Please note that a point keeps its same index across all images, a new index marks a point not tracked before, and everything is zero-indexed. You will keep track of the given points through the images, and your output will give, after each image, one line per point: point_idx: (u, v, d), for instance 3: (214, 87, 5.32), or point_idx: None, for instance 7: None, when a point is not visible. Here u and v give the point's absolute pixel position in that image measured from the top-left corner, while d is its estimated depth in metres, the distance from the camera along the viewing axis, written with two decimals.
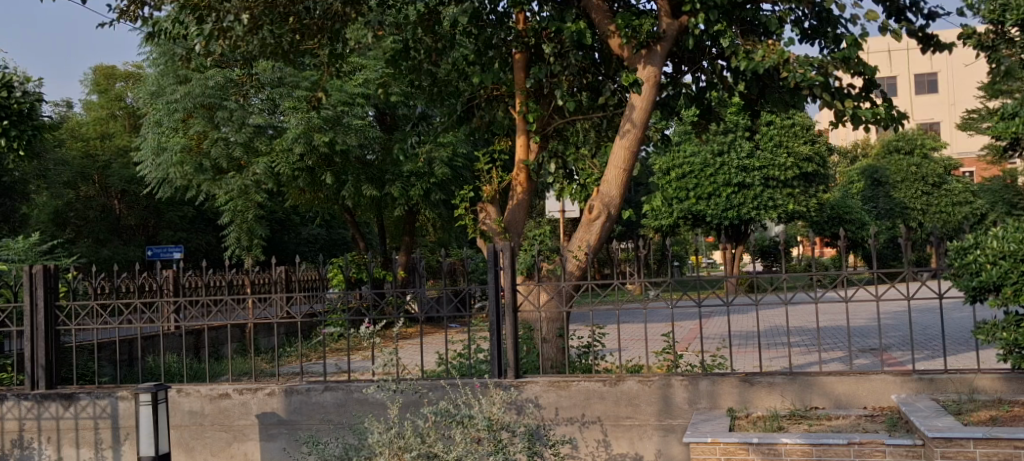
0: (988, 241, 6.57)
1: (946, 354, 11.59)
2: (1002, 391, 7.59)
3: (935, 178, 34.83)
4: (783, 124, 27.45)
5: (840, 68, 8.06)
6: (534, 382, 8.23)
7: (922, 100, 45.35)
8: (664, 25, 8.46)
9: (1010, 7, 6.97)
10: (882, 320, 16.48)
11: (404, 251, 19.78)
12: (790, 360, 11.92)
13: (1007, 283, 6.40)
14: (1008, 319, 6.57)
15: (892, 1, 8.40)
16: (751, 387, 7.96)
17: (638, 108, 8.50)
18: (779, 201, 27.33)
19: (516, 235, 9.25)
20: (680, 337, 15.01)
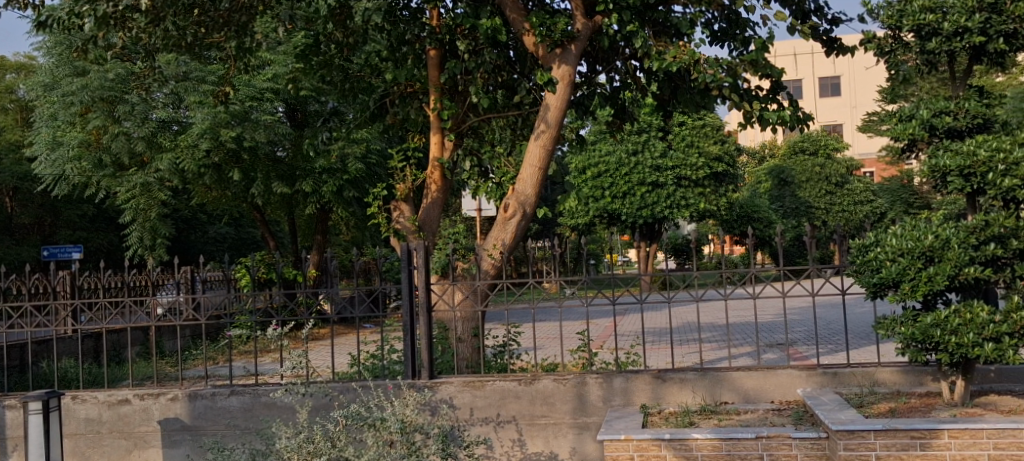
0: (888, 238, 6.72)
1: (848, 348, 11.89)
2: (901, 383, 7.83)
3: (838, 178, 35.66)
4: (694, 124, 27.91)
5: (748, 70, 8.17)
6: (448, 382, 8.16)
7: (826, 102, 46.65)
8: (578, 25, 8.45)
9: (906, 13, 7.22)
10: (789, 315, 16.86)
11: (316, 250, 19.46)
12: (701, 356, 12.07)
13: (905, 280, 6.57)
14: (906, 314, 6.74)
15: (798, 5, 8.57)
16: (663, 383, 8.02)
17: (553, 107, 8.47)
18: (691, 200, 27.90)
19: (430, 234, 9.15)
20: (595, 335, 15.08)
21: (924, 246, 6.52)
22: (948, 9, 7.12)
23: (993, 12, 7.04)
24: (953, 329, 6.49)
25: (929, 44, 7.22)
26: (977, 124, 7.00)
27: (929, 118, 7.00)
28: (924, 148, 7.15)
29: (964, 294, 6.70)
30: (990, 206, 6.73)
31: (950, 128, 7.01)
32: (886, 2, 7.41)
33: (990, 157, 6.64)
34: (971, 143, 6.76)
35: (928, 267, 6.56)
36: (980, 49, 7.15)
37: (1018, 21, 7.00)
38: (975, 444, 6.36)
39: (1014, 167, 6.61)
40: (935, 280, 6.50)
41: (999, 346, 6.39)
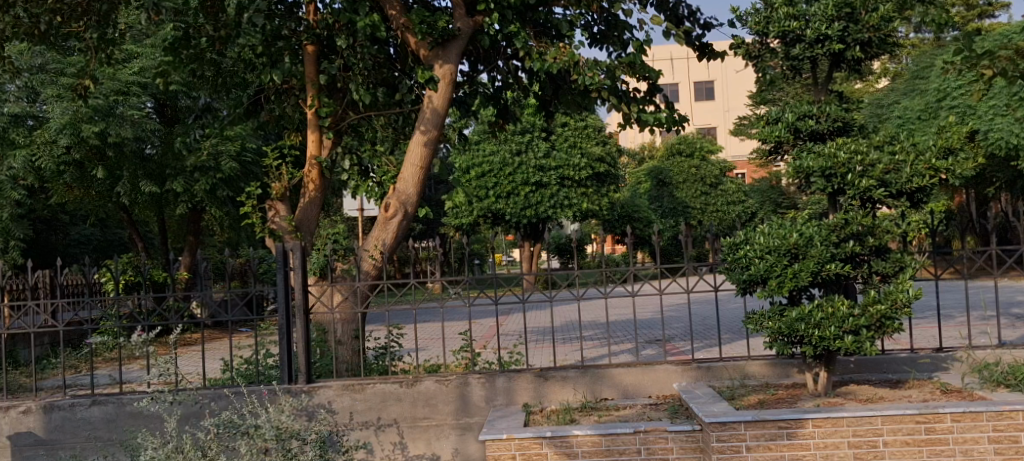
0: (756, 236, 6.93)
1: (722, 343, 12.26)
2: (770, 376, 8.11)
3: (711, 179, 36.72)
4: (576, 126, 28.35)
5: (626, 73, 8.32)
6: (326, 386, 8.02)
7: (700, 106, 48.04)
8: (459, 24, 8.44)
9: (773, 20, 7.51)
10: (665, 313, 17.27)
11: (188, 252, 18.87)
12: (582, 353, 12.21)
13: (772, 276, 6.80)
14: (773, 308, 6.96)
15: (672, 10, 8.76)
16: (545, 381, 8.08)
17: (436, 106, 8.44)
18: (574, 200, 28.26)
19: (307, 234, 8.97)
20: (478, 335, 15.12)
21: (790, 244, 6.75)
22: (811, 17, 7.43)
23: (850, 21, 7.36)
24: (816, 323, 6.74)
25: (793, 50, 7.53)
26: (837, 127, 7.30)
27: (793, 121, 7.27)
28: (789, 151, 7.40)
29: (827, 289, 6.97)
30: (851, 206, 7.02)
31: (813, 131, 7.30)
32: (752, 8, 7.66)
33: (849, 158, 6.93)
34: (832, 145, 7.04)
35: (793, 264, 6.79)
36: (839, 56, 7.44)
37: (872, 30, 7.31)
38: (837, 432, 6.62)
39: (871, 168, 6.91)
40: (800, 276, 6.74)
41: (858, 338, 6.67)
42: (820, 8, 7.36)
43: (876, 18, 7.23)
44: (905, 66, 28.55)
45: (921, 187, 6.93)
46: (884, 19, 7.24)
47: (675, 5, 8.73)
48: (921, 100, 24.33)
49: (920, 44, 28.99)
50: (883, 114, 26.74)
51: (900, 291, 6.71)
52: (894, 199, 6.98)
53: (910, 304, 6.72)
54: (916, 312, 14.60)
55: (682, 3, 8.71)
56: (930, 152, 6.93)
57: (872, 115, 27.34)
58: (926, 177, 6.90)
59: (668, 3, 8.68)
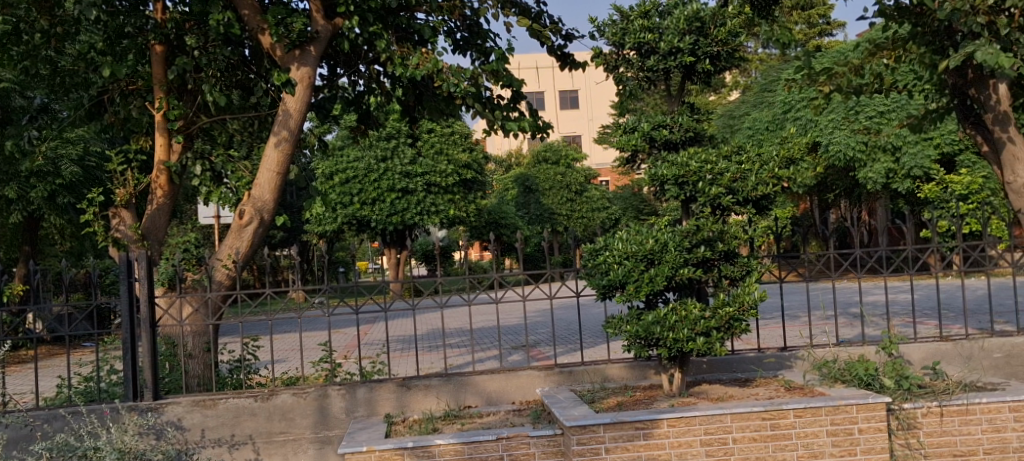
0: (615, 243, 6.97)
1: (584, 347, 12.36)
2: (629, 378, 8.18)
3: (577, 186, 37.18)
4: (442, 132, 28.34)
5: (490, 80, 8.23)
6: (175, 403, 7.62)
7: (565, 115, 48.78)
8: (318, 26, 8.11)
9: (628, 31, 7.60)
10: (528, 319, 17.36)
11: (25, 262, 17.78)
12: (447, 361, 12.08)
13: (630, 281, 6.83)
14: (631, 313, 7.01)
15: (534, 20, 8.76)
16: (408, 390, 7.93)
17: (292, 111, 8.10)
18: (440, 206, 28.13)
19: (155, 243, 8.53)
20: (340, 345, 14.80)
21: (646, 249, 6.81)
22: (664, 30, 7.53)
23: (700, 35, 7.49)
24: (670, 326, 6.81)
25: (648, 61, 7.61)
26: (690, 137, 7.44)
27: (648, 130, 7.38)
28: (645, 160, 7.50)
29: (681, 292, 7.06)
30: (702, 213, 7.11)
31: (667, 140, 7.41)
32: (609, 19, 7.71)
33: (700, 167, 7.06)
34: (684, 155, 7.18)
35: (649, 269, 6.85)
36: (690, 68, 7.60)
37: (720, 44, 7.49)
38: (689, 431, 6.73)
39: (720, 177, 7.04)
40: (655, 281, 6.79)
41: (709, 340, 6.78)
42: (673, 22, 7.47)
43: (724, 33, 7.42)
44: (754, 80, 29.81)
45: (765, 194, 7.09)
46: (732, 34, 7.45)
47: (537, 14, 8.73)
48: (770, 111, 25.37)
49: (767, 59, 30.32)
50: (734, 125, 27.79)
51: (747, 294, 6.86)
52: (741, 206, 7.11)
53: (757, 306, 6.89)
54: (762, 314, 15.17)
55: (544, 13, 8.71)
56: (774, 161, 7.09)
57: (725, 126, 28.34)
58: (770, 186, 7.05)
59: (530, 12, 8.67)
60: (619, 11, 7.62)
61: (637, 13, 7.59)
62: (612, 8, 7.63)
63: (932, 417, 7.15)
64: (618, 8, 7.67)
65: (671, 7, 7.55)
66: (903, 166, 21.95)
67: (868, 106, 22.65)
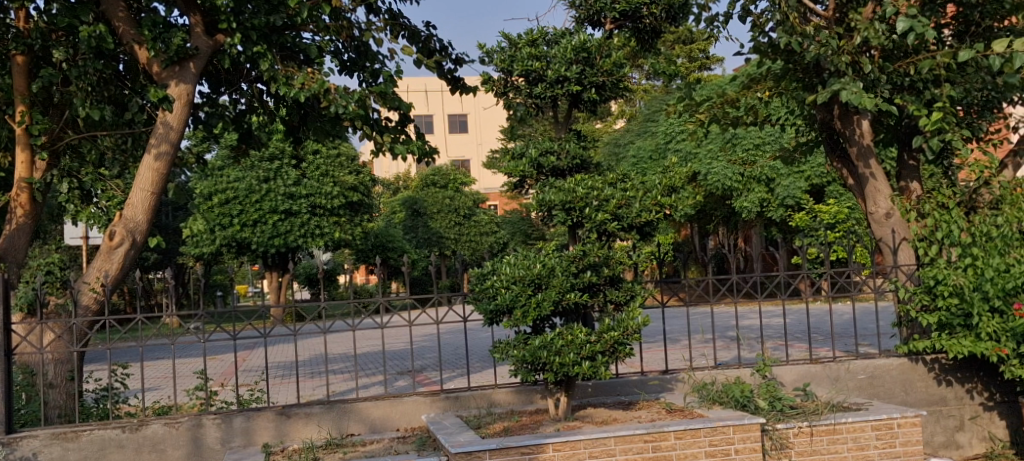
0: (503, 267, 6.83)
1: (471, 372, 12.17)
2: (515, 403, 8.03)
3: (465, 210, 36.63)
4: (328, 154, 27.88)
5: (377, 102, 8.03)
6: (30, 436, 7.14)
7: (454, 139, 48.70)
8: (197, 42, 7.77)
9: (516, 59, 7.28)
10: (413, 344, 17.09)
11: None
12: (329, 388, 11.73)
13: (518, 305, 6.69)
14: (519, 337, 6.86)
15: (424, 43, 8.57)
16: (288, 419, 7.62)
17: (172, 128, 7.69)
18: (325, 228, 27.73)
19: (13, 265, 7.96)
20: (217, 372, 14.24)
21: (533, 274, 6.70)
22: (551, 59, 7.30)
23: (586, 65, 7.28)
24: (556, 350, 6.72)
25: (535, 89, 7.30)
26: (576, 164, 7.31)
27: (536, 156, 7.21)
28: (533, 186, 7.35)
29: (567, 317, 6.97)
30: (588, 238, 7.03)
31: (554, 168, 7.28)
32: (496, 46, 7.41)
33: (586, 193, 6.97)
34: (571, 181, 7.06)
35: (536, 294, 6.73)
36: (577, 97, 7.37)
37: (605, 74, 7.29)
38: (574, 455, 6.67)
39: (606, 203, 6.98)
40: (542, 306, 6.69)
41: (594, 364, 6.73)
42: (560, 51, 7.24)
43: (609, 64, 7.24)
44: (638, 109, 30.36)
45: (649, 220, 7.09)
46: (617, 65, 7.28)
47: (427, 38, 8.55)
48: (653, 140, 25.85)
49: (650, 90, 30.86)
50: (619, 152, 28.18)
51: (631, 318, 6.87)
52: (626, 232, 7.07)
53: (641, 330, 6.90)
54: (644, 338, 15.26)
55: (435, 37, 8.53)
56: (657, 189, 7.13)
57: (610, 154, 28.62)
58: (652, 212, 7.07)
59: (420, 36, 8.48)
60: (507, 37, 7.36)
61: (524, 41, 7.36)
62: (501, 34, 7.34)
63: (802, 436, 7.31)
64: (507, 35, 7.39)
65: (558, 37, 7.38)
66: (776, 196, 22.72)
67: (745, 139, 23.21)
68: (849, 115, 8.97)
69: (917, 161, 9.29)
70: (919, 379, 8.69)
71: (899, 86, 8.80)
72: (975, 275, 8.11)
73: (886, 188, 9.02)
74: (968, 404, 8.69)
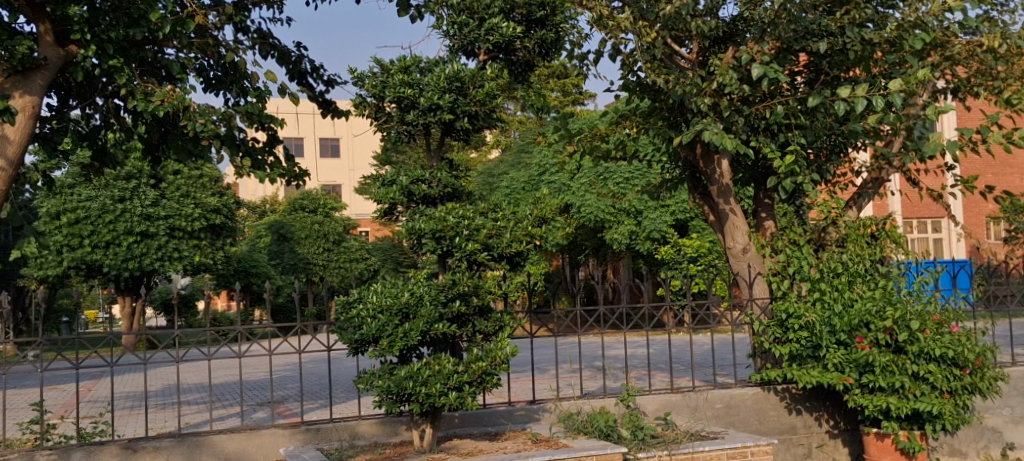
0: (369, 295, 6.64)
1: (334, 403, 11.83)
2: (379, 435, 7.83)
3: (335, 236, 35.28)
4: (189, 174, 27.02)
5: (244, 122, 7.76)
6: None
7: (325, 164, 48.04)
8: (46, 51, 7.16)
9: (388, 85, 7.08)
10: (272, 374, 16.55)
11: None
12: (181, 420, 11.16)
13: (383, 335, 6.51)
14: (384, 367, 6.71)
15: (294, 64, 8.35)
16: (134, 453, 7.23)
17: (13, 142, 6.93)
18: (184, 251, 26.68)
19: None
20: (58, 404, 13.40)
21: (401, 303, 6.54)
22: (423, 86, 7.09)
23: (459, 94, 7.09)
24: (423, 381, 6.58)
25: (406, 116, 7.06)
26: (447, 193, 7.05)
27: (407, 184, 6.91)
28: (402, 213, 7.03)
29: (434, 347, 6.85)
30: (457, 268, 6.80)
31: (426, 196, 6.99)
32: (368, 70, 7.19)
33: (456, 222, 6.75)
34: (441, 210, 6.83)
35: (403, 323, 6.58)
36: (449, 126, 7.18)
37: (478, 104, 7.14)
38: None
39: (476, 233, 6.79)
40: (409, 336, 6.53)
41: (460, 394, 6.64)
42: (433, 79, 7.05)
43: (482, 94, 7.11)
44: (512, 140, 30.61)
45: (519, 251, 6.94)
46: (490, 95, 7.17)
47: (298, 59, 8.33)
48: (525, 172, 26.04)
49: (524, 122, 31.16)
50: (492, 183, 28.25)
51: (499, 349, 6.80)
52: (496, 262, 6.91)
53: (508, 361, 6.84)
54: (512, 367, 15.25)
55: (305, 57, 8.33)
56: (528, 220, 7.01)
57: (484, 184, 28.64)
58: (523, 243, 6.92)
59: (290, 57, 8.27)
60: (380, 63, 7.15)
61: (397, 67, 7.18)
62: (373, 59, 7.16)
63: None
64: (379, 61, 7.19)
65: (432, 65, 7.19)
66: (643, 229, 23.27)
67: (615, 173, 23.72)
68: (710, 154, 9.31)
69: (771, 199, 9.70)
70: (772, 408, 8.98)
71: (755, 128, 9.17)
72: (823, 310, 8.49)
73: (743, 225, 9.42)
74: (816, 432, 9.05)
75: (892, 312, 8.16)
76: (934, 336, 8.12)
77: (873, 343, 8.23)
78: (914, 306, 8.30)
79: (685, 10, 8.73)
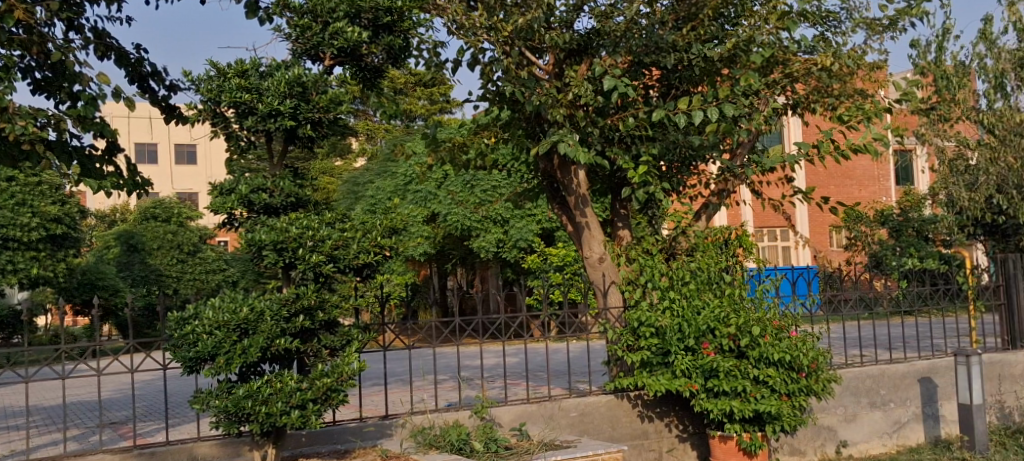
0: (205, 310, 6.36)
1: (173, 417, 11.33)
2: (219, 457, 7.47)
3: (189, 247, 33.61)
4: (26, 182, 25.68)
5: (75, 127, 7.31)
6: None
7: (181, 170, 46.40)
8: None
9: (225, 88, 6.73)
10: (111, 393, 15.76)
11: None
12: (6, 444, 10.47)
13: (221, 353, 6.27)
14: (221, 386, 6.47)
15: (134, 66, 7.95)
16: None
17: None
18: (20, 264, 25.59)
19: None
20: None
21: (239, 318, 6.30)
22: (263, 91, 6.78)
23: (301, 99, 6.84)
24: (263, 399, 6.38)
25: (245, 122, 6.76)
26: (291, 202, 6.82)
27: (246, 193, 6.65)
28: (242, 224, 6.77)
29: (277, 363, 6.64)
30: (302, 280, 6.62)
31: (266, 205, 6.74)
32: (203, 74, 6.83)
33: (300, 233, 6.54)
34: (284, 220, 6.60)
35: (242, 340, 6.35)
36: (292, 132, 6.91)
37: (322, 111, 6.90)
38: None
39: (320, 244, 6.60)
40: (248, 353, 6.32)
41: (304, 413, 6.43)
42: (272, 83, 6.76)
43: (325, 100, 6.87)
44: (378, 147, 30.20)
45: (367, 263, 6.80)
46: (334, 101, 6.92)
47: (137, 61, 7.93)
48: (390, 181, 25.72)
49: (391, 129, 30.80)
50: (356, 191, 27.79)
51: (346, 364, 6.66)
52: (342, 274, 6.74)
53: (356, 377, 6.71)
54: (366, 376, 14.99)
55: (145, 60, 7.93)
56: (377, 230, 6.84)
57: (348, 193, 28.13)
58: (371, 255, 6.77)
59: (129, 58, 7.88)
60: (215, 66, 6.79)
61: (234, 71, 6.83)
62: (208, 62, 6.79)
63: None
64: (215, 64, 6.82)
65: (272, 69, 6.90)
66: (510, 237, 23.38)
67: (482, 181, 23.72)
68: (566, 165, 9.34)
69: (627, 210, 9.82)
70: (624, 415, 9.10)
71: (609, 140, 9.26)
72: (673, 317, 8.69)
73: (600, 234, 9.46)
74: (666, 436, 9.26)
75: (736, 319, 8.51)
76: (774, 341, 8.49)
77: (717, 349, 8.56)
78: (756, 313, 8.66)
79: (538, 20, 8.77)
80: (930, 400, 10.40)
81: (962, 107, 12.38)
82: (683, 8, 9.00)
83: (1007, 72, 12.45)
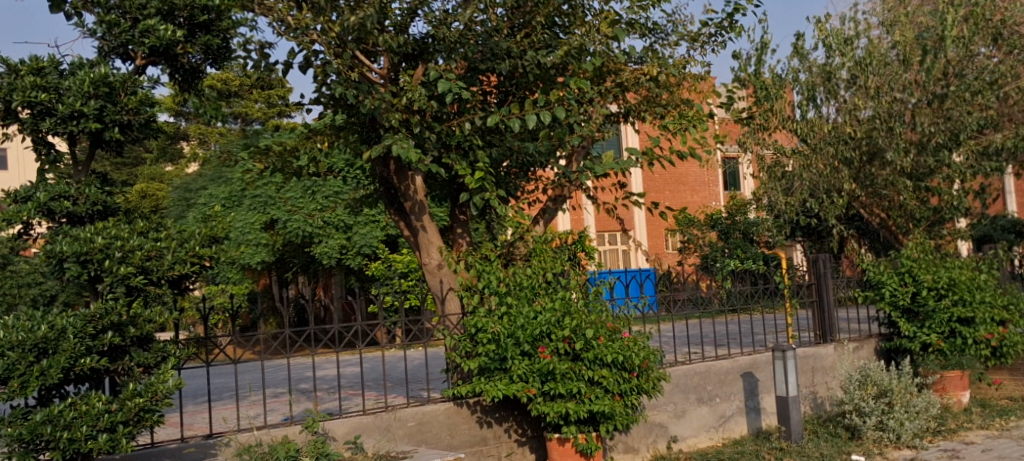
0: None
1: None
2: None
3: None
4: None
5: None
6: None
7: None
8: None
9: (18, 86, 6.23)
10: None
11: None
12: None
13: (14, 376, 5.79)
14: (15, 412, 5.98)
15: None
16: None
17: None
18: None
19: None
20: None
21: (36, 338, 5.84)
22: (63, 90, 6.33)
23: (107, 101, 6.42)
24: (65, 424, 5.93)
25: (41, 124, 6.28)
26: (97, 210, 6.43)
27: (45, 201, 6.19)
28: (41, 234, 6.28)
29: (82, 385, 6.20)
30: (111, 294, 6.20)
31: (69, 213, 6.32)
32: None
33: (107, 244, 6.13)
34: (89, 229, 6.17)
35: (40, 360, 5.89)
36: (97, 136, 6.48)
37: (131, 113, 6.51)
38: None
39: (131, 254, 6.20)
40: (47, 374, 5.86)
41: (113, 436, 6.07)
42: (74, 83, 6.32)
43: (135, 102, 6.49)
44: (211, 152, 29.20)
45: (184, 274, 6.43)
46: (144, 103, 6.56)
47: None
48: (224, 186, 24.85)
49: (226, 134, 29.83)
50: (189, 198, 26.74)
51: (161, 382, 6.30)
52: (156, 287, 6.36)
53: (172, 395, 6.36)
54: (190, 392, 14.31)
55: None
56: (195, 239, 6.47)
57: (179, 199, 26.97)
58: (189, 265, 6.41)
59: None
60: (6, 62, 6.27)
61: (29, 68, 6.32)
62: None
63: None
64: (6, 60, 6.30)
65: (74, 68, 6.44)
66: (353, 244, 22.98)
67: (323, 187, 23.19)
68: (403, 171, 9.13)
69: (465, 215, 9.74)
70: (463, 421, 9.01)
71: (446, 145, 9.14)
72: (508, 323, 8.61)
73: (435, 239, 9.40)
74: (505, 442, 9.27)
75: (571, 322, 8.56)
76: (606, 342, 8.64)
77: (553, 352, 8.58)
78: (590, 316, 8.73)
79: (369, 21, 8.58)
80: (752, 394, 10.84)
81: (779, 117, 13.26)
82: (518, 15, 9.13)
83: (817, 86, 13.19)
